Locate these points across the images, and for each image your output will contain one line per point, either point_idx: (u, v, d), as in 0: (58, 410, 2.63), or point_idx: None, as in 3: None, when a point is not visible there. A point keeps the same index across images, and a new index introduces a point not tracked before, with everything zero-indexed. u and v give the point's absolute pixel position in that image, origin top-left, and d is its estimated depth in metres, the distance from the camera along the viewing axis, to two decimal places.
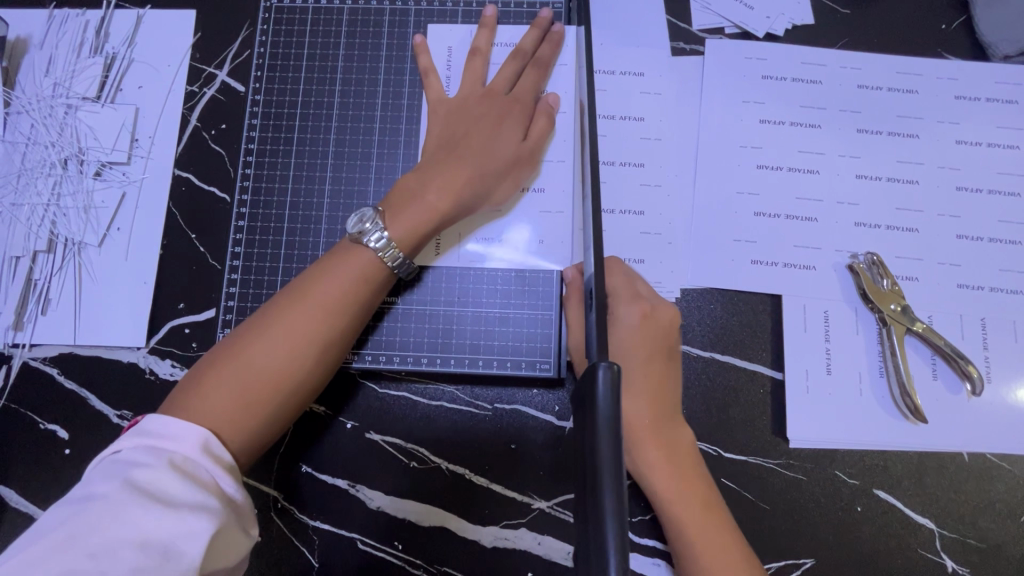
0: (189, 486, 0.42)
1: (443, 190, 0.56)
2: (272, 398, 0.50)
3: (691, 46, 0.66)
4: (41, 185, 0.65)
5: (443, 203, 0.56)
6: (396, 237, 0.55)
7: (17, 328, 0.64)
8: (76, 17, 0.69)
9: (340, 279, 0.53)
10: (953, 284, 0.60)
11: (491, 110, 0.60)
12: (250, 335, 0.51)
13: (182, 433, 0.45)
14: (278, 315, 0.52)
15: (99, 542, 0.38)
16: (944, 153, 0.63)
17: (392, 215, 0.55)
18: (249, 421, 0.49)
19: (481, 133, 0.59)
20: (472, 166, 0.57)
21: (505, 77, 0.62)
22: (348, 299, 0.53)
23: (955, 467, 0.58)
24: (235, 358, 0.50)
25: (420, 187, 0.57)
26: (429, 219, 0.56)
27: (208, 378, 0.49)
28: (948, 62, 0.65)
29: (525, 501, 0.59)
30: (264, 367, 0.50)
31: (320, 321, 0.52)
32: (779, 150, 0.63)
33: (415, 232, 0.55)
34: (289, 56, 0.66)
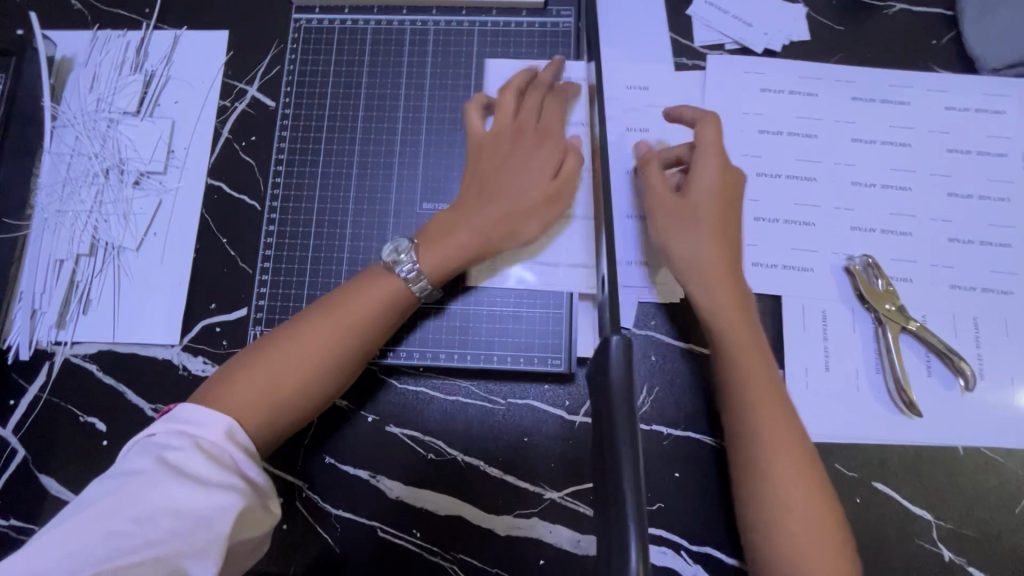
0: (215, 467, 0.46)
1: (469, 229, 0.60)
2: (288, 402, 0.54)
3: (693, 62, 0.70)
4: (84, 193, 0.70)
5: (471, 242, 0.59)
6: (426, 268, 0.58)
7: (60, 327, 0.68)
8: (118, 37, 0.74)
9: (361, 291, 0.58)
10: (945, 285, 0.63)
11: (519, 145, 0.63)
12: (282, 342, 0.55)
13: (208, 421, 0.49)
14: (303, 325, 0.56)
15: (137, 511, 0.42)
16: (935, 161, 0.66)
17: (424, 250, 0.59)
18: (264, 421, 0.52)
19: (510, 172, 0.62)
20: (499, 208, 0.60)
21: (530, 109, 0.64)
22: (367, 309, 0.57)
23: (950, 461, 0.61)
24: (261, 361, 0.54)
25: (450, 225, 0.60)
26: (458, 256, 0.59)
27: (236, 377, 0.53)
28: (938, 75, 0.68)
29: (536, 492, 0.62)
30: (288, 374, 0.54)
31: (344, 336, 0.56)
32: (778, 158, 0.67)
33: (443, 268, 0.59)
34: (316, 73, 0.71)
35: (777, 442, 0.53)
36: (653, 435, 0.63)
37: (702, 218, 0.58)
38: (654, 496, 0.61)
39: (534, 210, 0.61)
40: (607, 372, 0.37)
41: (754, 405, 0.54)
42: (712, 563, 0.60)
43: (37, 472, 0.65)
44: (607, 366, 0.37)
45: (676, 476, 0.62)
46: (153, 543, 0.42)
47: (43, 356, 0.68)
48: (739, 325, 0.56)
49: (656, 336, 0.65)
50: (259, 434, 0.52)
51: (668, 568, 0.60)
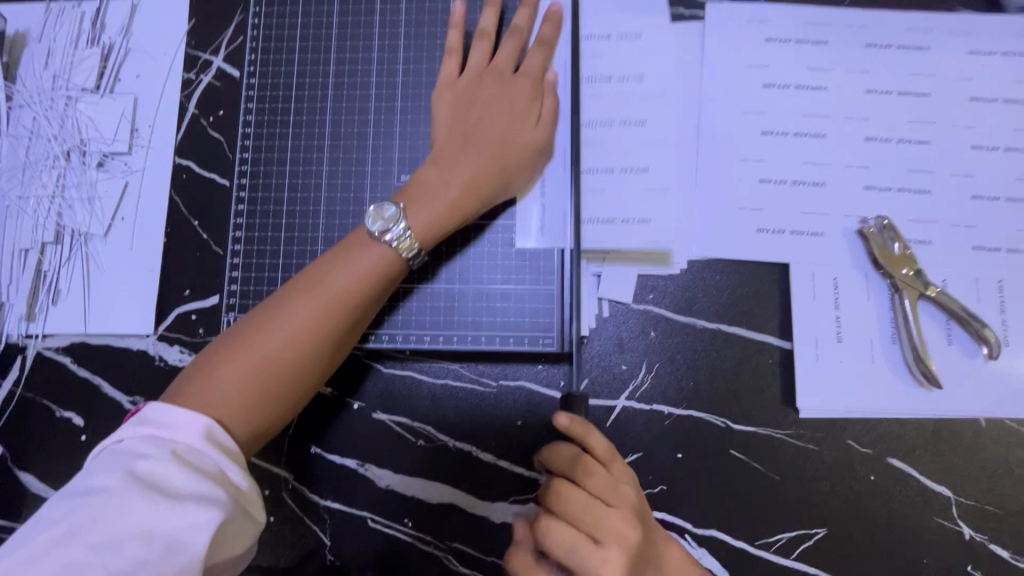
0: (190, 476, 0.41)
1: (457, 184, 0.56)
2: (279, 387, 0.50)
3: (691, 11, 0.64)
4: (46, 178, 0.66)
5: (459, 198, 0.56)
6: (416, 232, 0.55)
7: (29, 319, 0.65)
8: (71, 8, 0.69)
9: (353, 271, 0.53)
10: (968, 246, 0.59)
11: (497, 91, 0.59)
12: (267, 321, 0.50)
13: (187, 421, 0.44)
14: (291, 303, 0.51)
15: (100, 537, 0.38)
16: (957, 111, 0.61)
17: (411, 209, 0.55)
18: (255, 407, 0.48)
19: (492, 121, 0.58)
20: (483, 157, 0.57)
21: (508, 56, 0.61)
22: (361, 290, 0.53)
23: (971, 433, 0.57)
24: (246, 344, 0.49)
25: (437, 181, 0.56)
26: (448, 214, 0.56)
27: (221, 364, 0.48)
28: (960, 15, 0.62)
29: (532, 477, 0.60)
30: (272, 357, 0.49)
31: (329, 311, 0.51)
32: (785, 114, 0.62)
33: (433, 226, 0.55)
34: (282, 40, 0.66)
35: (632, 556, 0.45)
36: (654, 415, 0.59)
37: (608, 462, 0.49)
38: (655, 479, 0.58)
39: (519, 160, 0.58)
40: None
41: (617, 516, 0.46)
42: (718, 547, 0.57)
43: (16, 470, 0.63)
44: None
45: (678, 457, 0.58)
46: (122, 574, 0.38)
47: (14, 350, 0.65)
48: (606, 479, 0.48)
49: (654, 310, 0.61)
50: (252, 420, 0.48)
51: None
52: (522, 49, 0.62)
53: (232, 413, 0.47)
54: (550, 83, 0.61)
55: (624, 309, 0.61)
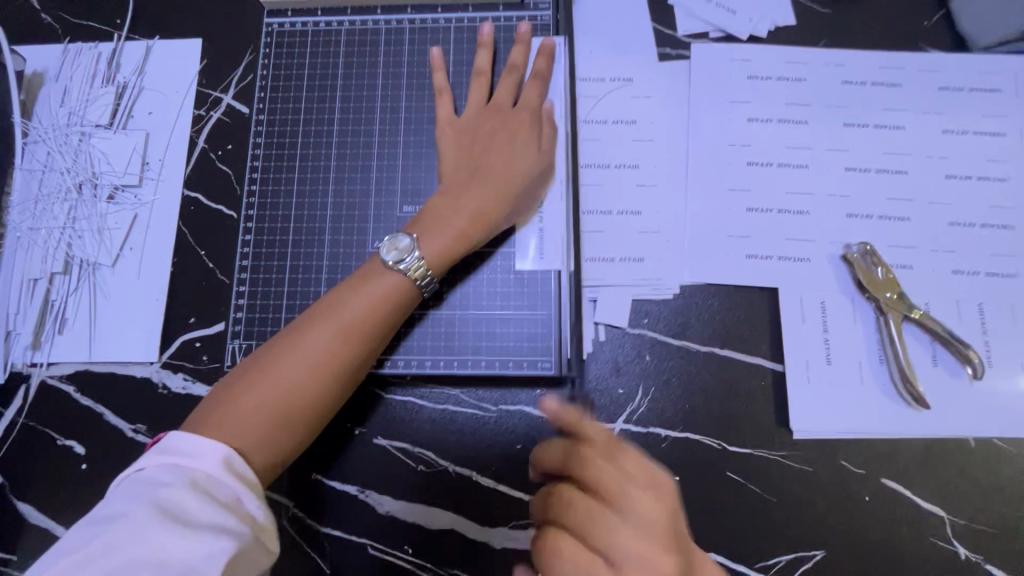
0: (209, 505, 0.42)
1: (467, 215, 0.58)
2: (295, 416, 0.51)
3: (677, 51, 0.68)
4: (58, 210, 0.68)
5: (467, 226, 0.58)
6: (429, 260, 0.57)
7: (35, 348, 0.66)
8: (88, 50, 0.72)
9: (366, 300, 0.54)
10: (948, 270, 0.61)
11: (501, 126, 0.62)
12: (283, 351, 0.52)
13: (205, 450, 0.45)
14: (307, 332, 0.53)
15: (115, 566, 0.38)
16: (931, 143, 0.64)
17: (423, 238, 0.57)
18: (268, 435, 0.49)
19: (497, 151, 0.61)
20: (493, 189, 0.59)
21: (507, 92, 0.64)
22: (373, 318, 0.54)
23: (961, 452, 0.58)
24: (263, 374, 0.50)
25: (444, 210, 0.59)
26: (457, 241, 0.58)
27: (239, 397, 0.49)
28: (929, 54, 0.66)
29: (531, 502, 0.60)
30: (287, 385, 0.50)
31: (342, 338, 0.53)
32: (768, 146, 0.65)
33: (443, 253, 0.57)
34: (291, 78, 0.69)
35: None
36: (651, 438, 0.60)
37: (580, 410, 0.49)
38: None
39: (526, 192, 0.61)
40: None
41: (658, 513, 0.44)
42: None
43: (15, 500, 0.63)
44: None
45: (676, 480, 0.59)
46: None
47: (18, 379, 0.66)
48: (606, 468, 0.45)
49: (650, 335, 0.62)
50: (267, 452, 0.49)
51: None
52: (520, 88, 0.65)
53: (244, 442, 0.48)
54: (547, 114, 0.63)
55: (619, 334, 0.63)
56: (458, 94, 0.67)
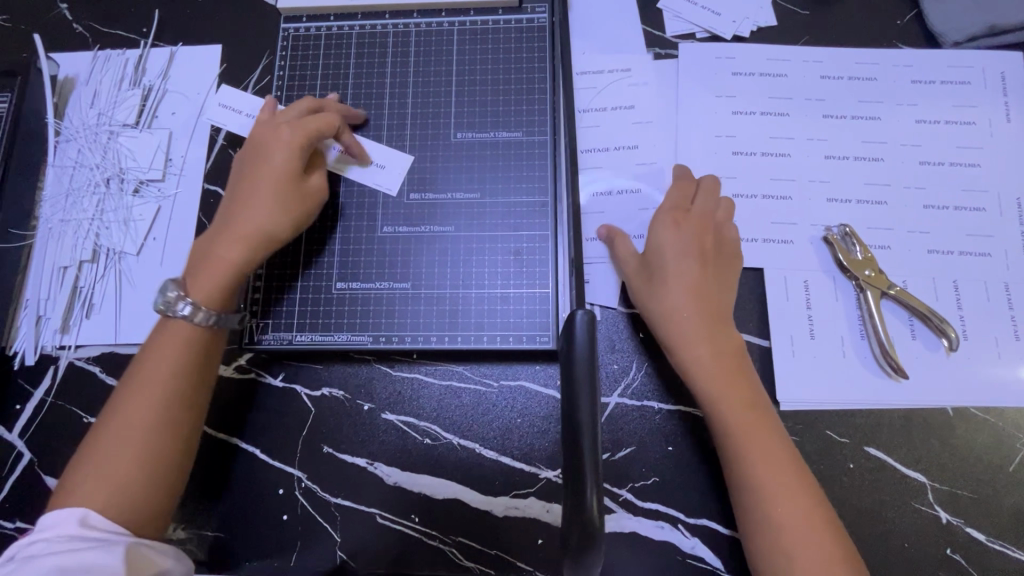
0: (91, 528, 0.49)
1: (233, 244, 0.59)
2: (137, 475, 0.51)
3: (666, 51, 0.73)
4: (86, 203, 0.73)
5: (235, 257, 0.59)
6: (201, 299, 0.57)
7: (63, 331, 0.70)
8: (117, 55, 0.78)
9: (165, 353, 0.55)
10: (924, 250, 0.65)
11: (270, 151, 0.63)
12: (127, 411, 0.53)
13: (64, 514, 0.49)
14: (128, 396, 0.54)
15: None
16: (905, 132, 0.68)
17: (194, 281, 0.58)
18: (115, 491, 0.50)
19: (261, 176, 0.62)
20: (258, 214, 0.60)
21: (293, 115, 0.65)
22: (172, 371, 0.55)
23: (940, 421, 0.61)
24: (95, 446, 0.52)
25: (209, 249, 0.59)
26: (224, 274, 0.58)
27: (89, 458, 0.52)
28: (903, 51, 0.71)
29: (532, 472, 0.63)
30: (138, 432, 0.53)
31: (147, 394, 0.54)
32: (752, 137, 0.69)
33: (217, 288, 0.58)
34: (305, 78, 0.74)
35: (764, 462, 0.53)
36: (645, 410, 0.64)
37: (673, 273, 0.60)
38: (648, 471, 0.62)
39: (279, 215, 0.61)
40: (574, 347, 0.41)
41: (710, 389, 0.56)
42: (709, 535, 0.60)
43: (43, 474, 0.67)
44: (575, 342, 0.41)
45: (669, 450, 0.63)
46: None
47: (47, 361, 0.70)
48: (705, 350, 0.57)
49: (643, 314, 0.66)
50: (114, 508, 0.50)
51: (666, 542, 0.61)
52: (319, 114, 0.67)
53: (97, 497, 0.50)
54: None
55: (614, 314, 0.66)
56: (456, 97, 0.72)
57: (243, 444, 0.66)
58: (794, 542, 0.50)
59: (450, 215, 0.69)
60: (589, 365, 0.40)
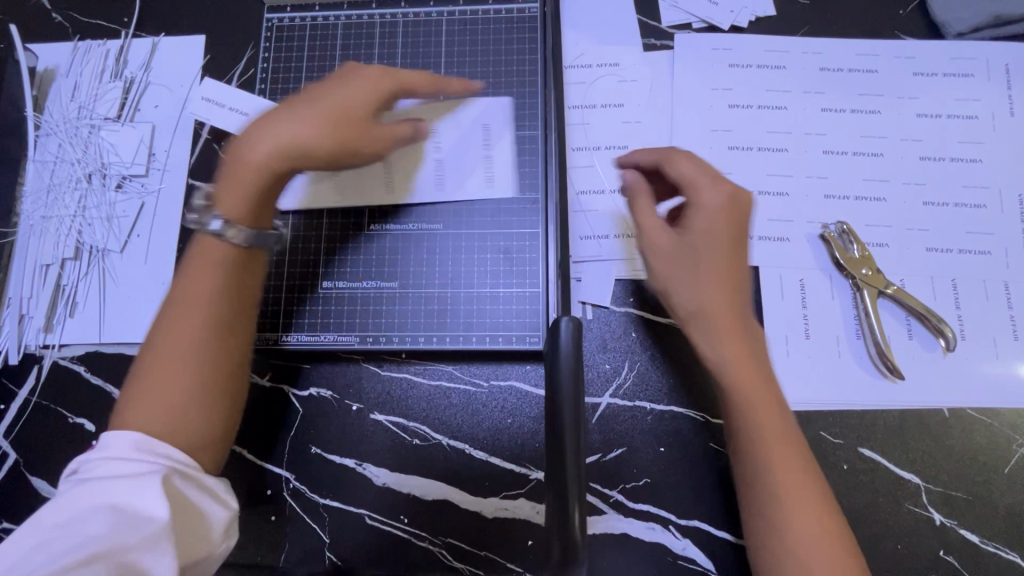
0: (140, 458, 0.45)
1: (265, 147, 0.53)
2: (190, 402, 0.48)
3: (661, 41, 0.71)
4: (68, 199, 0.71)
5: (268, 159, 0.52)
6: (227, 210, 0.52)
7: (47, 330, 0.69)
8: (97, 46, 0.76)
9: (212, 276, 0.52)
10: (922, 248, 0.63)
11: (358, 74, 0.59)
12: (175, 325, 0.50)
13: (117, 441, 0.46)
14: (167, 333, 0.50)
15: (71, 515, 0.43)
16: (906, 126, 0.66)
17: (228, 186, 0.52)
18: (176, 411, 0.48)
19: (343, 91, 0.57)
20: (298, 127, 0.54)
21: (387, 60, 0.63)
22: (213, 296, 0.51)
23: (936, 423, 0.60)
24: (142, 378, 0.49)
25: (253, 137, 0.54)
26: (257, 186, 0.52)
27: (132, 397, 0.48)
28: (905, 42, 0.69)
29: (522, 473, 0.63)
30: (188, 355, 0.49)
31: (189, 325, 0.50)
32: (748, 131, 0.67)
33: (245, 203, 0.52)
34: (290, 71, 0.72)
35: (779, 445, 0.50)
36: (637, 411, 0.63)
37: (704, 254, 0.55)
38: (640, 472, 0.62)
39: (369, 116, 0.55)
40: (558, 351, 0.41)
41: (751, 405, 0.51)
42: (700, 536, 0.60)
43: (29, 475, 0.66)
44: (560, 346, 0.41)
45: (660, 451, 0.62)
46: (94, 536, 0.42)
47: (31, 361, 0.69)
48: (717, 294, 0.54)
49: (635, 313, 0.65)
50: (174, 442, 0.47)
51: (657, 544, 0.60)
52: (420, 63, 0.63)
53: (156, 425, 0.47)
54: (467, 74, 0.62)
55: (606, 313, 0.65)
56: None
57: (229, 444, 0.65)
58: (803, 535, 0.47)
59: (439, 212, 0.67)
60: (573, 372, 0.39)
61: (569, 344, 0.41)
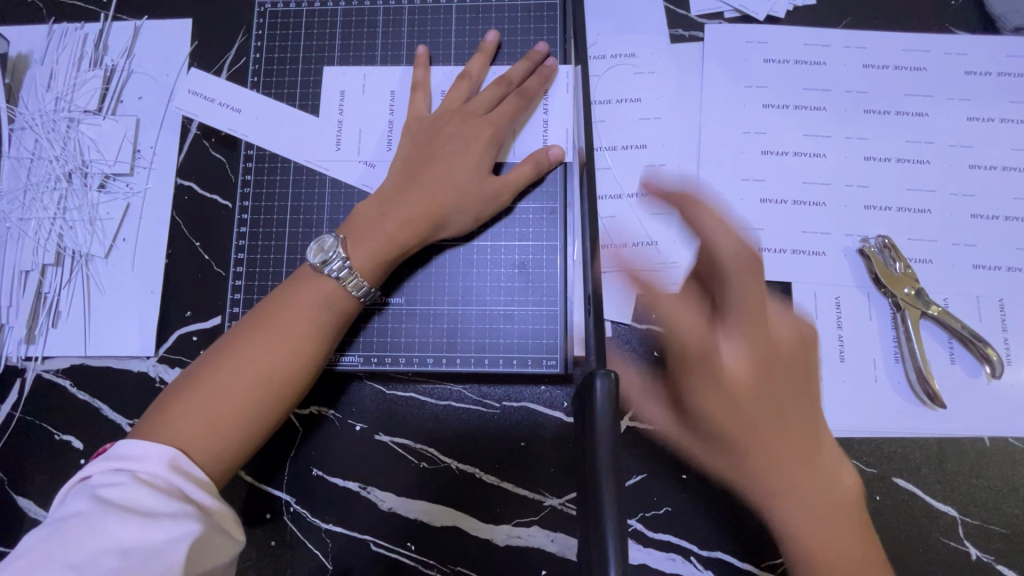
0: (164, 497, 0.42)
1: (401, 217, 0.56)
2: (234, 424, 0.48)
3: (690, 32, 0.65)
4: (47, 200, 0.66)
5: (400, 233, 0.56)
6: (359, 267, 0.54)
7: (29, 341, 0.65)
8: (75, 30, 0.69)
9: (303, 305, 0.52)
10: (968, 265, 0.59)
11: (452, 126, 0.59)
12: (244, 345, 0.50)
13: (150, 454, 0.44)
14: (238, 347, 0.50)
15: (76, 556, 0.39)
16: (955, 131, 0.61)
17: (355, 245, 0.55)
18: (219, 428, 0.47)
19: (445, 155, 0.58)
20: (420, 195, 0.56)
21: (458, 94, 0.61)
22: (307, 326, 0.52)
23: (976, 452, 0.57)
24: (201, 387, 0.48)
25: (379, 216, 0.56)
26: (388, 250, 0.55)
27: (178, 403, 0.47)
28: (957, 36, 0.63)
29: (536, 499, 0.59)
30: (263, 378, 0.49)
31: (267, 345, 0.50)
32: (784, 134, 0.62)
33: (375, 261, 0.55)
34: (284, 61, 0.66)
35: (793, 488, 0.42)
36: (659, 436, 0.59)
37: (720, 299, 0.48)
38: (660, 501, 0.58)
39: (479, 184, 0.58)
40: (592, 410, 0.33)
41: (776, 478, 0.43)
42: (723, 568, 0.57)
43: (14, 495, 0.62)
44: (594, 401, 0.33)
45: (683, 478, 0.58)
46: None
47: (13, 373, 0.65)
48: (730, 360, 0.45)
49: (658, 331, 0.61)
50: (210, 460, 0.46)
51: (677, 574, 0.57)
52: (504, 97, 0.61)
53: (196, 429, 0.46)
54: (529, 93, 0.60)
55: (627, 331, 0.61)
56: (439, 89, 0.64)
57: None
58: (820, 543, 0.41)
59: None
60: (614, 429, 0.32)
61: (605, 404, 0.33)
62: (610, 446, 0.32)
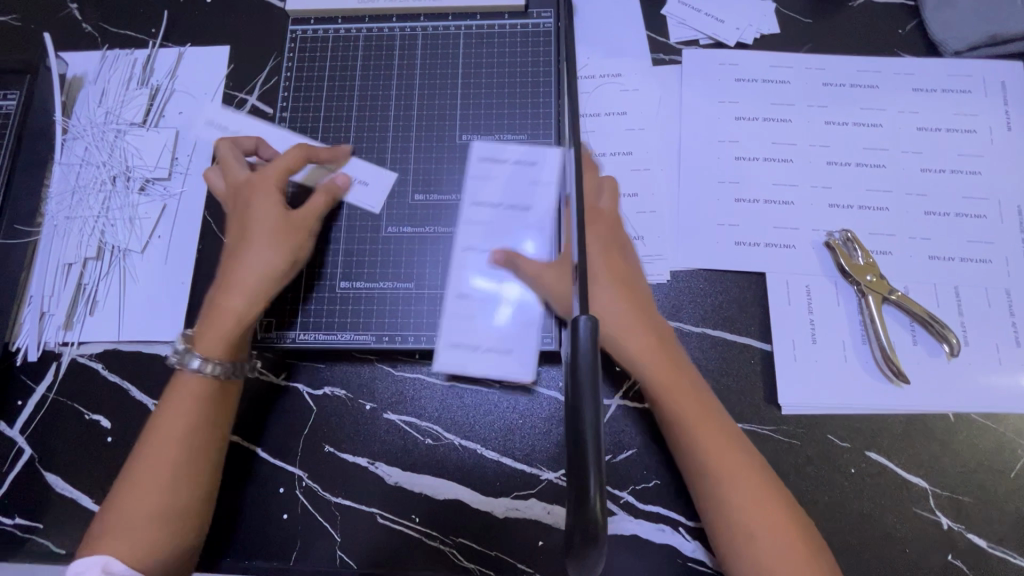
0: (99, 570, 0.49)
1: (235, 296, 0.60)
2: (171, 520, 0.54)
3: (669, 56, 0.74)
4: (93, 200, 0.73)
5: (238, 311, 0.60)
6: (207, 355, 0.58)
7: (67, 328, 0.70)
8: (125, 55, 0.79)
9: (186, 408, 0.57)
10: (925, 256, 0.65)
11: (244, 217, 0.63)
12: (150, 459, 0.55)
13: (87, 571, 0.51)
14: (136, 470, 0.55)
15: None
16: (907, 139, 0.69)
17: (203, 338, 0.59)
18: (154, 529, 0.53)
19: (247, 253, 0.62)
20: (239, 289, 0.60)
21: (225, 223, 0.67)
22: (195, 423, 0.57)
23: (941, 427, 0.61)
24: (120, 509, 0.54)
25: (219, 298, 0.60)
26: (232, 324, 0.59)
27: (110, 523, 0.53)
28: (904, 59, 0.71)
29: (533, 473, 0.63)
30: (179, 469, 0.55)
31: (165, 447, 0.55)
32: (755, 142, 0.70)
33: (223, 336, 0.59)
34: (312, 80, 0.75)
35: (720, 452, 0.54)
36: (647, 413, 0.64)
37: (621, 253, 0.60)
38: (650, 473, 0.62)
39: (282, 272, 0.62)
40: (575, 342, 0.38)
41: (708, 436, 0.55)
42: (710, 539, 0.60)
43: (43, 470, 0.66)
44: (576, 342, 0.38)
45: (670, 453, 0.63)
46: None
47: (49, 357, 0.70)
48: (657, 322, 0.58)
49: None
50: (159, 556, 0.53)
51: (667, 545, 0.61)
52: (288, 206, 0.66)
53: (120, 549, 0.52)
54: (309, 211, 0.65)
55: None
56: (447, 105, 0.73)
57: (243, 441, 0.65)
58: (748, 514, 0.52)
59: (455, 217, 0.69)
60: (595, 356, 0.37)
61: (586, 336, 0.38)
62: (590, 372, 0.37)
